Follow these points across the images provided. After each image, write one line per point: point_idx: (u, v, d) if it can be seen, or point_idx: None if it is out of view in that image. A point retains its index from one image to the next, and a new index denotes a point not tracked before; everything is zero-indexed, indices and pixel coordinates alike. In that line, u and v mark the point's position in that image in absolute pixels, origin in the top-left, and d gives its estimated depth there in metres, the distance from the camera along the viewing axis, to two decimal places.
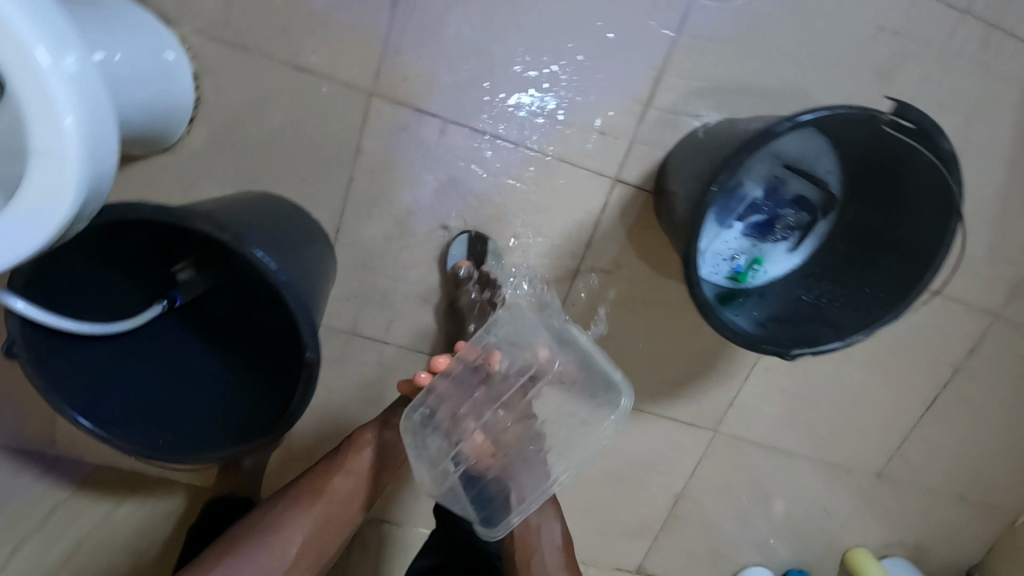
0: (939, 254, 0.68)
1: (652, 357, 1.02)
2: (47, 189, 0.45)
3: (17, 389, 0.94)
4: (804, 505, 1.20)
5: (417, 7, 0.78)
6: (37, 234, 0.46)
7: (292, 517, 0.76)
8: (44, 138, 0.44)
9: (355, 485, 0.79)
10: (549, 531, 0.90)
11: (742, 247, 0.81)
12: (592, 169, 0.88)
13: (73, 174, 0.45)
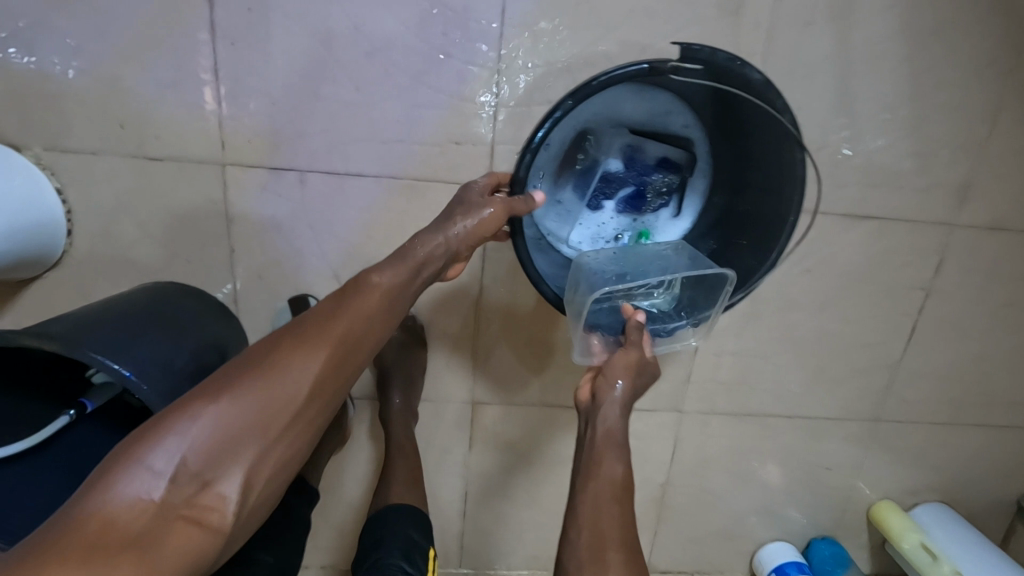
0: (796, 185, 0.74)
1: None
2: None
3: None
4: (802, 466, 1.12)
5: (237, 70, 0.79)
6: None
7: (354, 307, 0.65)
8: None
9: (354, 323, 0.64)
10: (613, 459, 0.72)
11: (621, 224, 0.83)
12: (460, 180, 0.86)
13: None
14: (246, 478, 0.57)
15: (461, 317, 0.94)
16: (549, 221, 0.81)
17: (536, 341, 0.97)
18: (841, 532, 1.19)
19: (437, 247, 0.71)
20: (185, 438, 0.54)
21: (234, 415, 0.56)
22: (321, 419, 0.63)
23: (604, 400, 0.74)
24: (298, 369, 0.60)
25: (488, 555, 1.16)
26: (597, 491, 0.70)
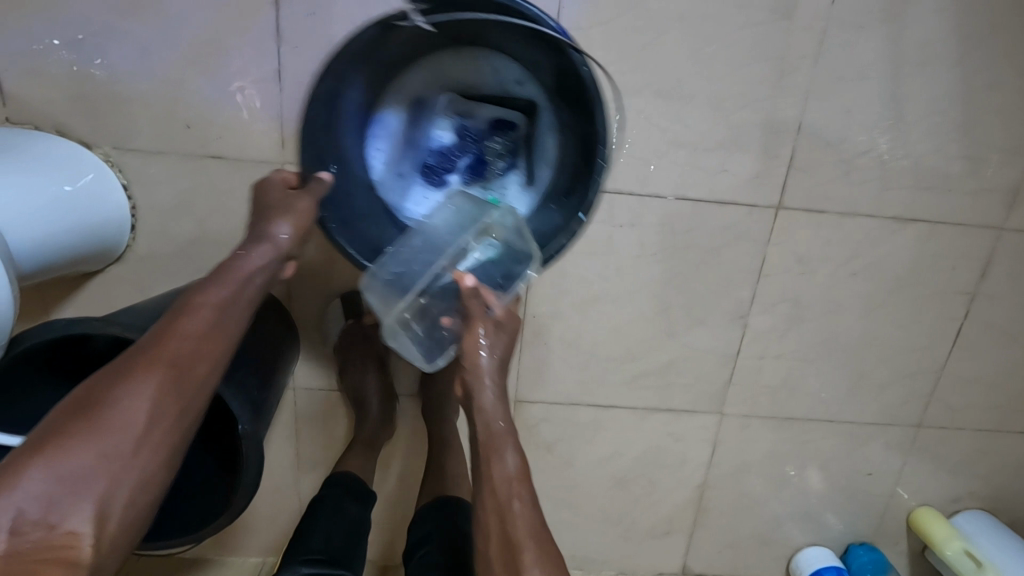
0: (584, 83, 0.70)
1: (627, 349, 1.00)
2: None
3: None
4: (840, 471, 1.12)
5: (298, 74, 0.82)
6: None
7: (190, 321, 0.59)
8: None
9: (191, 338, 0.58)
10: (506, 448, 0.72)
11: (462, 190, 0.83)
12: None
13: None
14: (100, 514, 0.49)
15: None
16: (389, 193, 0.82)
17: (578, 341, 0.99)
18: (880, 539, 1.18)
19: (263, 254, 0.67)
20: (15, 496, 0.46)
21: (65, 457, 0.49)
22: (179, 436, 0.55)
23: (475, 390, 0.73)
24: (128, 394, 0.52)
25: None
26: (494, 489, 0.69)
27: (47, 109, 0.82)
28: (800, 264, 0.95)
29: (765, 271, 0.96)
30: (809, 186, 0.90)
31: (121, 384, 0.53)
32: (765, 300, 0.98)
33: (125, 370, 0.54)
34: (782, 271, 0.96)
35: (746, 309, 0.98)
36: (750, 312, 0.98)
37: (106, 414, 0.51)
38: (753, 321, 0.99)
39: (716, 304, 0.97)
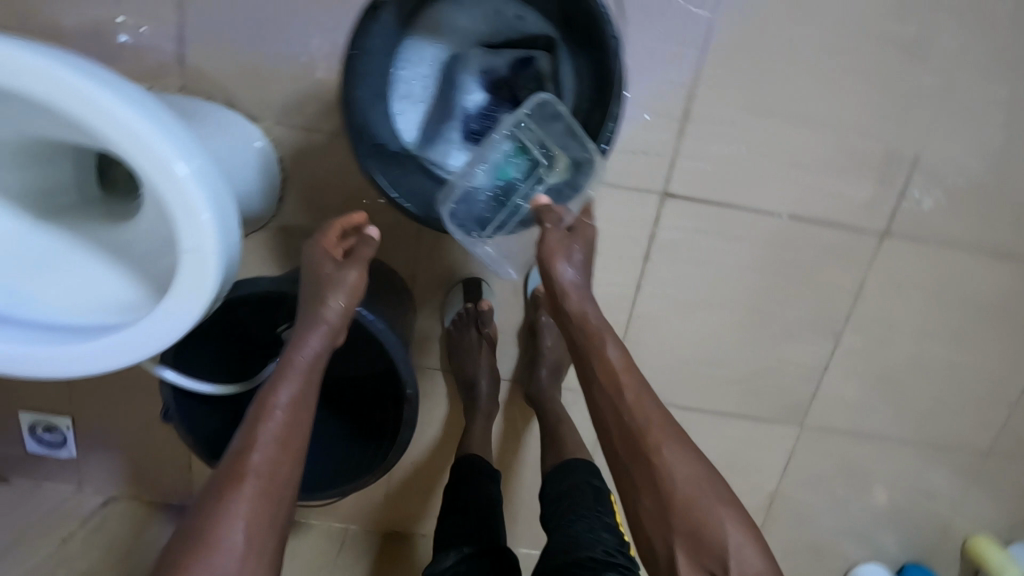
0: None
1: (723, 355, 1.04)
2: (189, 272, 0.54)
3: (163, 448, 1.10)
4: (906, 491, 1.16)
5: None
6: (191, 310, 0.56)
7: (269, 419, 0.64)
8: (186, 237, 0.53)
9: (267, 451, 0.62)
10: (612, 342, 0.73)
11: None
12: (639, 186, 0.93)
13: (210, 249, 0.54)
14: None
15: (614, 313, 1.01)
16: (431, 151, 0.78)
17: (678, 343, 1.03)
18: (935, 561, 1.22)
19: (314, 343, 0.69)
20: None
21: None
22: (280, 539, 0.62)
23: (563, 301, 0.74)
24: (226, 524, 0.58)
25: None
26: (616, 396, 0.70)
27: (218, 79, 0.87)
28: (898, 289, 1.00)
29: (863, 292, 1.00)
30: (916, 215, 0.95)
31: (217, 514, 0.58)
32: (860, 319, 1.02)
33: (218, 501, 0.59)
34: (880, 293, 1.01)
35: (842, 327, 1.02)
36: (843, 331, 1.03)
37: (215, 540, 0.57)
38: (845, 338, 1.03)
39: (814, 319, 1.02)
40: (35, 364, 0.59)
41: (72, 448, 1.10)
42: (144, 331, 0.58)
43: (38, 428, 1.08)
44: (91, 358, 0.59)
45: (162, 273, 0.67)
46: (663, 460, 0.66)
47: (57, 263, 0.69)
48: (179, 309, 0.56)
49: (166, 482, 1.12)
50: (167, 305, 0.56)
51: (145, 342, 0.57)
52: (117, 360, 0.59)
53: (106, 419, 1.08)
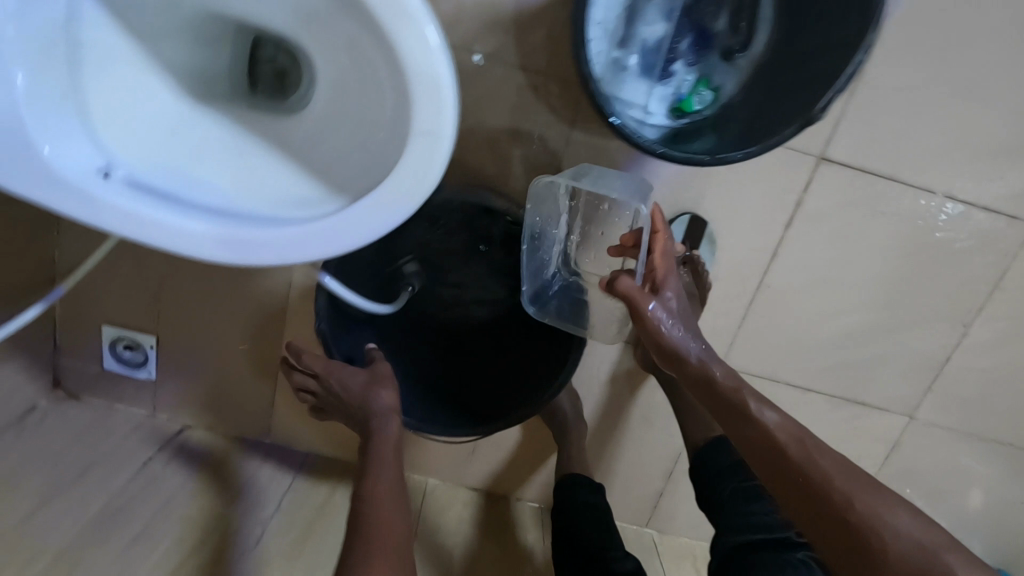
0: None
1: (846, 335, 1.00)
2: (420, 153, 0.50)
3: (247, 379, 1.04)
4: (1001, 497, 1.13)
5: None
6: (414, 199, 0.52)
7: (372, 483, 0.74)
8: (424, 113, 0.49)
9: (377, 500, 0.72)
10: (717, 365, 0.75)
11: (687, 82, 0.71)
12: (798, 145, 0.88)
13: (448, 127, 0.49)
14: None
15: (744, 279, 0.96)
16: (618, 92, 0.69)
17: (802, 317, 0.99)
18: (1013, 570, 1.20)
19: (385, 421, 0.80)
20: None
21: None
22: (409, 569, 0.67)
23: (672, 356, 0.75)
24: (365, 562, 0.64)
25: (674, 521, 1.15)
26: (773, 450, 0.68)
27: None
28: None
29: (1003, 285, 0.97)
30: None
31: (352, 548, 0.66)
32: (995, 312, 0.98)
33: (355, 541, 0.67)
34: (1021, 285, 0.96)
35: (974, 317, 0.99)
36: (973, 321, 0.99)
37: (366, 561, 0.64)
38: (975, 330, 1.00)
39: (946, 306, 0.98)
40: (225, 253, 0.54)
41: (151, 369, 1.03)
42: (355, 218, 0.54)
43: (120, 344, 1.02)
44: (287, 248, 0.55)
45: (338, 166, 0.61)
46: (816, 464, 0.66)
47: (220, 146, 0.63)
48: (400, 199, 0.52)
49: (245, 415, 1.06)
50: (389, 193, 0.52)
51: (356, 232, 0.53)
52: (318, 251, 0.54)
53: (190, 342, 1.02)
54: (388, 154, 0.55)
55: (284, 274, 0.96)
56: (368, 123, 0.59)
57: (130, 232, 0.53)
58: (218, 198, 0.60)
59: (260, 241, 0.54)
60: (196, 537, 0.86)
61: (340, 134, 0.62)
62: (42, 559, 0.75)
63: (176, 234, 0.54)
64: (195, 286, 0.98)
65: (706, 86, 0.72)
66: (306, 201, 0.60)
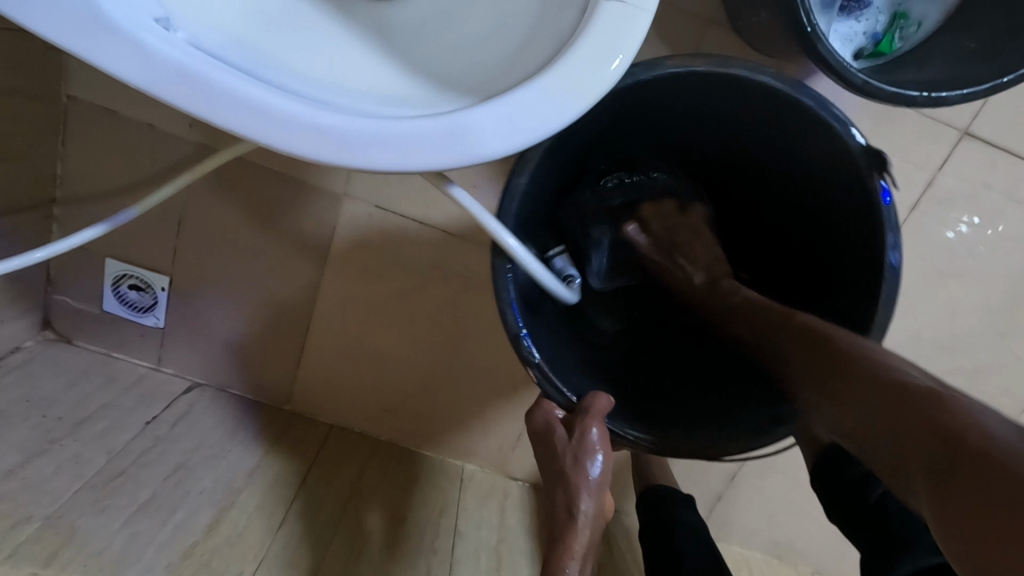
0: None
1: (953, 339, 0.90)
2: (609, 32, 0.40)
3: (273, 336, 0.91)
4: None
5: None
6: (590, 93, 0.39)
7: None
8: None
9: None
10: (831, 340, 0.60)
11: (882, 20, 0.63)
12: (939, 118, 0.78)
13: (618, 63, 0.40)
14: None
15: None
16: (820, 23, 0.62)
17: (907, 315, 0.89)
18: None
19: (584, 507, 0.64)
20: None
21: None
22: None
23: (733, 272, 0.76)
24: None
25: (727, 529, 1.05)
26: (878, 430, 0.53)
27: None
28: None
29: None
30: None
31: None
32: None
33: None
34: None
35: None
36: None
37: None
38: None
39: None
40: (313, 144, 0.38)
41: (160, 315, 0.89)
42: (505, 111, 0.39)
43: (125, 284, 0.87)
44: (402, 148, 0.39)
45: (452, 70, 0.49)
46: (921, 416, 0.49)
47: (293, 32, 0.49)
48: (570, 91, 0.39)
49: (266, 377, 0.93)
50: (559, 79, 0.39)
51: (507, 129, 0.39)
52: (444, 156, 0.39)
53: (209, 287, 0.88)
54: (543, 47, 0.43)
55: (331, 217, 0.83)
56: (509, 21, 0.48)
57: (182, 94, 0.37)
58: (299, 84, 0.45)
59: (369, 134, 0.39)
60: (212, 513, 0.72)
61: (463, 39, 0.50)
62: (30, 523, 0.59)
63: (246, 106, 0.38)
64: (222, 224, 0.84)
65: (906, 19, 0.63)
66: (413, 102, 0.46)
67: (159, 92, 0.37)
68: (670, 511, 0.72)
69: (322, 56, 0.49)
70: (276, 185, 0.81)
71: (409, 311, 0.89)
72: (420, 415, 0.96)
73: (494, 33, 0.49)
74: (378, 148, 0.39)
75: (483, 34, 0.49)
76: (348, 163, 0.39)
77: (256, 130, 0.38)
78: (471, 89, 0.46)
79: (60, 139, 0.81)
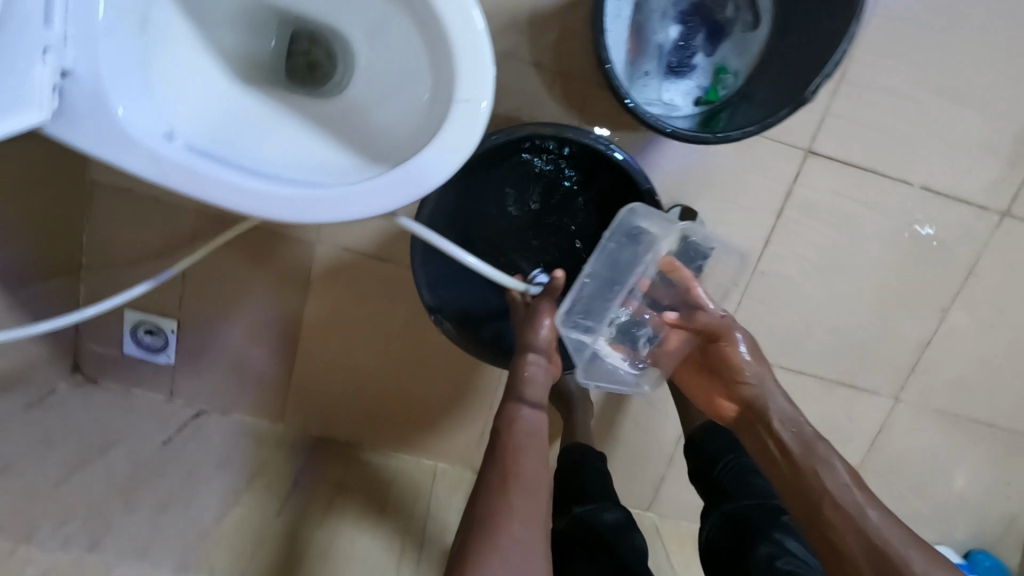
0: None
1: (836, 321, 1.07)
2: (465, 119, 0.57)
3: (265, 363, 1.08)
4: (988, 477, 1.19)
5: None
6: (458, 162, 0.58)
7: (520, 515, 0.66)
8: (469, 86, 0.57)
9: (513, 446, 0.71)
10: (791, 429, 0.75)
11: (708, 75, 0.82)
12: (787, 142, 0.96)
13: (485, 115, 0.57)
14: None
15: (740, 265, 1.03)
16: (655, 95, 0.81)
17: (793, 302, 1.06)
18: (999, 552, 1.25)
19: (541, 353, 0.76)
20: None
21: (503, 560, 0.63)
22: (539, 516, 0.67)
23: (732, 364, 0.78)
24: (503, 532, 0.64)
25: (674, 505, 1.20)
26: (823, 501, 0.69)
27: None
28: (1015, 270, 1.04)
29: (979, 271, 1.04)
30: None
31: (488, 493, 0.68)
32: (973, 299, 1.06)
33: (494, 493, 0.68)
34: (995, 273, 1.04)
35: (953, 304, 1.06)
36: (950, 308, 1.06)
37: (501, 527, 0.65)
38: (955, 317, 1.07)
39: (927, 293, 1.06)
40: (275, 209, 0.58)
41: (170, 353, 1.06)
42: (401, 177, 0.58)
43: (141, 330, 1.05)
44: (335, 205, 0.58)
45: (374, 144, 0.68)
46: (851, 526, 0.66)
47: (269, 119, 0.69)
48: (445, 162, 0.58)
49: (261, 398, 1.10)
50: (436, 152, 0.58)
51: (405, 189, 0.58)
52: (365, 208, 0.58)
53: (211, 325, 1.05)
54: (430, 129, 0.62)
55: (307, 260, 1.01)
56: (410, 104, 0.66)
57: (186, 186, 0.56)
58: (267, 166, 0.64)
59: (311, 199, 0.58)
60: (218, 510, 0.88)
61: (381, 119, 0.69)
62: (75, 520, 0.75)
63: (227, 189, 0.57)
64: (223, 272, 1.02)
65: (725, 74, 0.81)
66: (348, 171, 0.65)
67: (177, 186, 0.56)
68: (581, 462, 0.89)
69: (293, 135, 0.69)
70: (260, 238, 1.00)
71: (378, 332, 1.06)
72: (396, 421, 1.12)
73: (406, 90, 0.66)
74: (319, 208, 0.58)
75: (399, 92, 0.67)
76: (302, 221, 0.58)
77: (238, 204, 0.57)
78: (399, 140, 0.65)
79: (82, 215, 0.99)
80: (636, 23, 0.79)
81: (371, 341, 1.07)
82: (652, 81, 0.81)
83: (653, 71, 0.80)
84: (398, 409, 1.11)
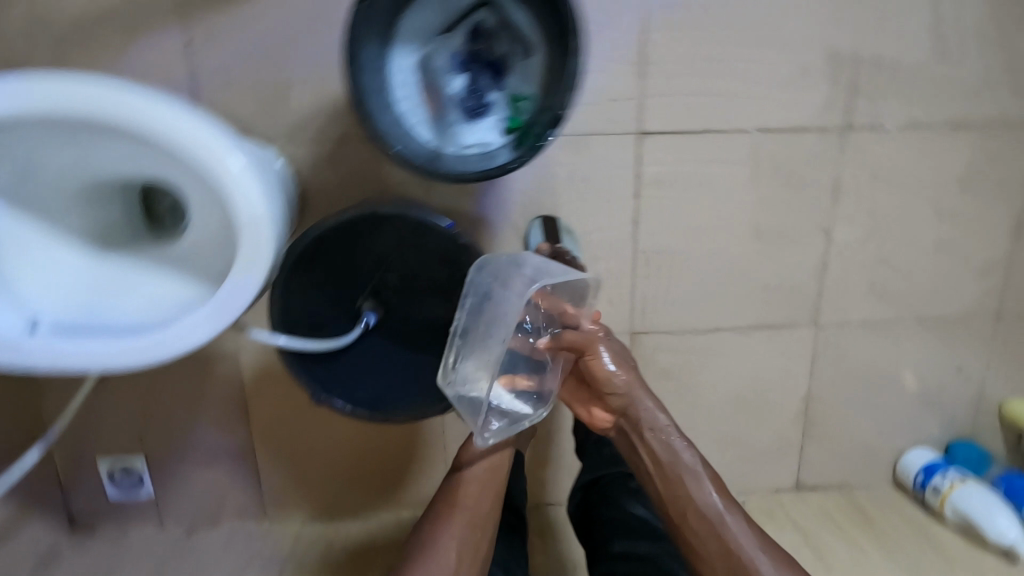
0: None
1: (729, 272, 1.12)
2: (252, 240, 0.67)
3: (232, 471, 1.17)
4: (933, 367, 1.21)
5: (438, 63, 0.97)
6: (259, 275, 0.68)
7: (452, 538, 0.85)
8: (245, 210, 0.67)
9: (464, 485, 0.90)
10: (677, 448, 0.85)
11: (506, 107, 0.88)
12: (617, 131, 1.03)
13: (265, 233, 0.67)
14: None
15: (619, 251, 1.09)
16: (464, 140, 0.88)
17: (682, 268, 1.11)
18: (978, 434, 1.26)
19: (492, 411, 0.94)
20: None
21: None
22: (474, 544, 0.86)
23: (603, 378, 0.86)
24: (436, 549, 0.84)
25: None
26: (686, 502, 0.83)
27: (228, 113, 0.98)
28: (875, 174, 1.08)
29: (842, 186, 1.08)
30: (872, 102, 1.04)
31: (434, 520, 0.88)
32: (847, 212, 1.10)
33: (436, 518, 0.88)
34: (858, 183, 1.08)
35: (832, 223, 1.10)
36: (830, 227, 1.10)
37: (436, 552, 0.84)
38: (838, 233, 1.11)
39: (803, 221, 1.10)
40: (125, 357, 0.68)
41: (148, 489, 1.16)
42: (217, 303, 0.68)
43: (116, 476, 1.15)
44: (172, 340, 0.68)
45: (205, 270, 0.77)
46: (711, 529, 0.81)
47: (120, 275, 0.79)
48: (247, 278, 0.68)
49: (240, 503, 1.19)
50: (238, 274, 0.67)
51: (223, 312, 0.68)
52: (197, 336, 0.68)
53: (174, 454, 1.15)
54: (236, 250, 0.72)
55: (235, 371, 1.10)
56: (221, 230, 0.76)
57: (47, 362, 0.67)
58: (120, 318, 0.74)
59: (151, 341, 0.68)
60: None
61: (206, 246, 0.78)
62: None
63: (81, 354, 0.67)
64: (167, 405, 1.12)
65: (520, 101, 0.88)
66: (188, 302, 0.75)
67: (39, 364, 0.67)
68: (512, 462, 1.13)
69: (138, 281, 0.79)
70: (187, 366, 1.09)
71: (319, 415, 1.14)
72: (364, 487, 1.19)
73: (215, 216, 0.76)
74: (158, 348, 0.68)
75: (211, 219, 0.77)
76: (150, 361, 0.68)
77: (93, 363, 0.67)
78: (228, 256, 0.76)
79: (33, 394, 1.11)
80: (425, 85, 0.87)
81: (316, 424, 1.15)
82: (456, 129, 0.88)
83: (455, 120, 0.88)
84: (362, 476, 1.18)
